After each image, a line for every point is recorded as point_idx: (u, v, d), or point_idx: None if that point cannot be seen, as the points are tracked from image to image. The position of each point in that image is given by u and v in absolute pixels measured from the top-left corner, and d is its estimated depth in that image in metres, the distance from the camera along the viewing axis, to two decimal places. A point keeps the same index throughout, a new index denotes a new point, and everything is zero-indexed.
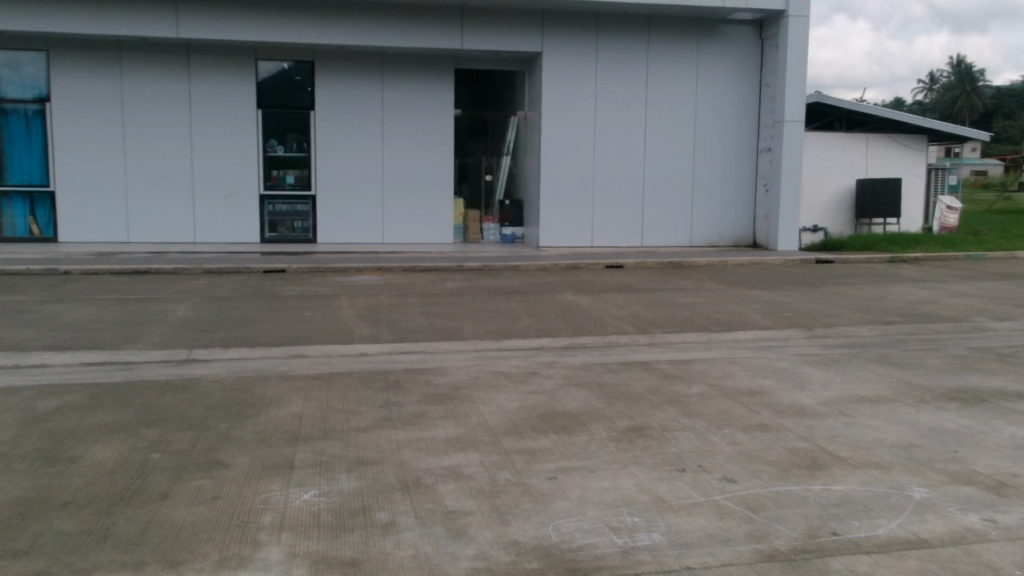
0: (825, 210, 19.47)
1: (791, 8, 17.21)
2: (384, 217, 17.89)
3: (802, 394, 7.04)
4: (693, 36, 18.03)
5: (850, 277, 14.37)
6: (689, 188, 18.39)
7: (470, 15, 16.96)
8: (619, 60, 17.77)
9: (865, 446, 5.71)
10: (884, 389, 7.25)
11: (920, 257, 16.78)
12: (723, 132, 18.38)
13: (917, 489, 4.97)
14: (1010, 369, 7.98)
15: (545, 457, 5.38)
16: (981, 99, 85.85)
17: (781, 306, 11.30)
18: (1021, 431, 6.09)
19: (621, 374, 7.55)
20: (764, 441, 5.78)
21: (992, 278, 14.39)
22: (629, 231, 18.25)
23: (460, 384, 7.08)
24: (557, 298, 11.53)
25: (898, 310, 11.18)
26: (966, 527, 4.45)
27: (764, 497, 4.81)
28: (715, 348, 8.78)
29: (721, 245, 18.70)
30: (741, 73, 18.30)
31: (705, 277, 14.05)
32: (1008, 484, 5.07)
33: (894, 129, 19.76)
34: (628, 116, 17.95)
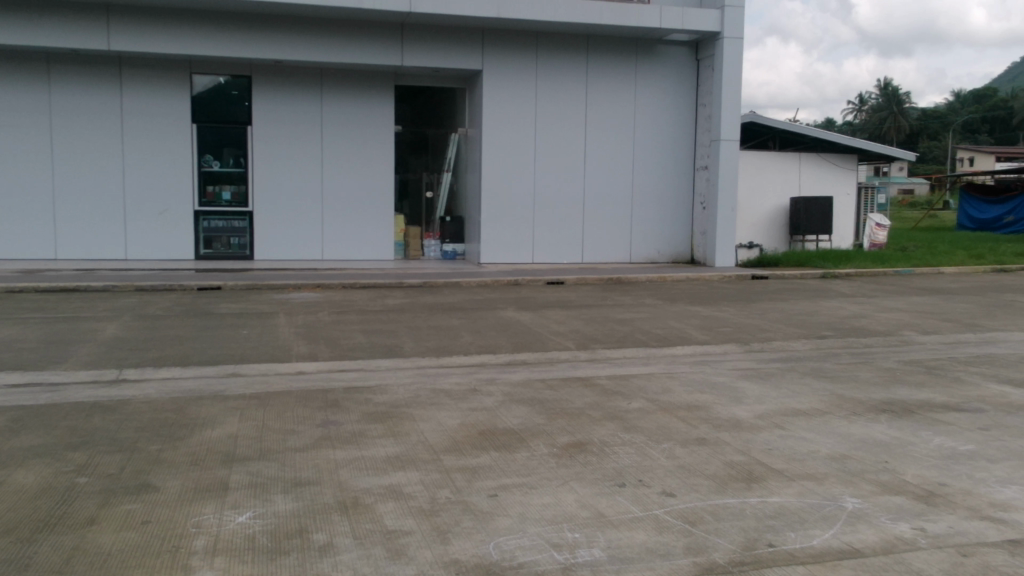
0: (760, 228, 19.90)
1: (725, 30, 17.61)
2: (324, 234, 17.70)
3: (739, 408, 7.15)
4: (631, 56, 18.32)
5: (785, 292, 14.70)
6: (628, 205, 18.61)
7: (410, 32, 16.96)
8: (558, 78, 17.95)
9: (800, 459, 5.82)
10: (818, 401, 7.41)
11: (851, 273, 17.26)
12: (661, 151, 18.68)
13: (850, 500, 5.08)
14: (937, 382, 8.23)
15: (485, 475, 5.35)
16: (906, 120, 88.96)
17: (718, 322, 11.48)
18: (948, 442, 6.28)
19: (561, 391, 7.55)
20: (702, 455, 5.84)
21: (920, 293, 14.87)
22: (570, 247, 18.39)
23: (400, 402, 7.01)
24: (498, 314, 11.53)
25: (830, 324, 11.46)
26: (897, 536, 4.56)
27: (702, 511, 4.86)
28: (654, 363, 8.87)
29: (660, 261, 18.97)
30: (678, 92, 18.64)
31: (644, 293, 14.20)
32: (937, 493, 5.22)
33: (825, 148, 20.33)
34: (568, 133, 18.11)
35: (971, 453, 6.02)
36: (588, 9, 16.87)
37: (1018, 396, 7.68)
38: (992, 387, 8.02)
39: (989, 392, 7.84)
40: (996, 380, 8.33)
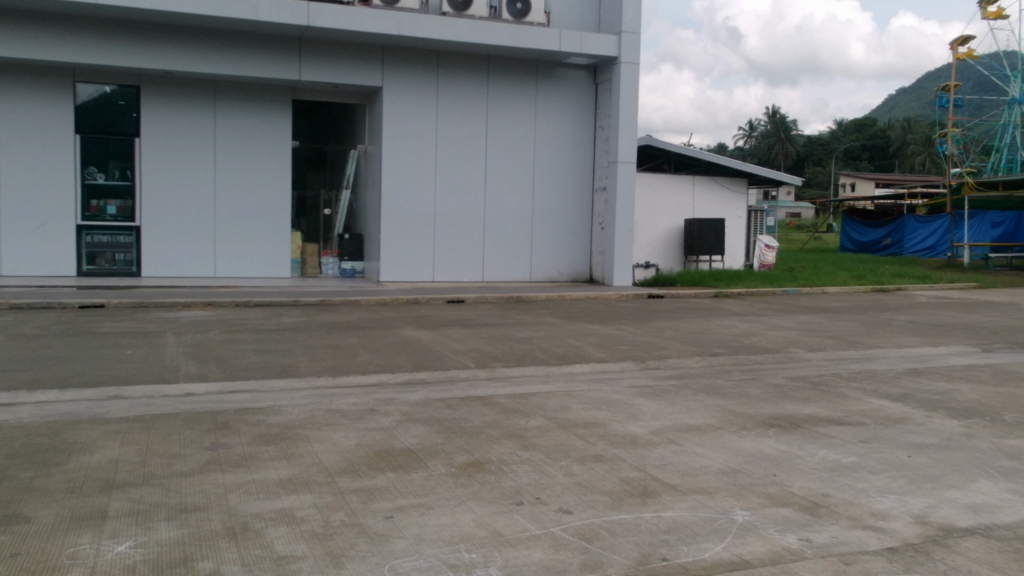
0: (656, 248, 20.39)
1: (622, 54, 18.06)
2: (216, 251, 17.18)
3: (635, 424, 7.26)
4: (531, 78, 18.55)
5: (680, 311, 15.08)
6: (529, 224, 18.79)
7: (308, 47, 16.72)
8: (459, 97, 18.01)
9: (693, 473, 5.95)
10: (711, 417, 7.60)
11: (742, 292, 17.88)
12: (561, 172, 18.97)
13: (740, 513, 5.21)
14: (822, 397, 8.57)
15: (382, 496, 5.25)
16: (793, 147, 93.20)
17: (616, 340, 11.67)
18: (831, 454, 6.54)
19: (460, 409, 7.51)
20: (599, 471, 5.90)
21: (805, 312, 15.52)
22: (470, 266, 18.39)
23: (294, 423, 6.82)
24: (397, 333, 11.41)
25: (723, 342, 11.81)
26: (784, 547, 4.70)
27: (598, 527, 4.90)
28: (552, 381, 8.93)
29: (560, 280, 19.21)
30: (578, 115, 18.98)
31: (544, 312, 14.33)
32: (821, 504, 5.41)
33: (718, 172, 21.00)
34: (469, 151, 18.17)
35: (852, 464, 6.28)
36: (488, 29, 17.01)
37: (895, 410, 8.07)
38: (871, 401, 8.40)
39: (869, 406, 8.21)
40: (875, 394, 8.73)
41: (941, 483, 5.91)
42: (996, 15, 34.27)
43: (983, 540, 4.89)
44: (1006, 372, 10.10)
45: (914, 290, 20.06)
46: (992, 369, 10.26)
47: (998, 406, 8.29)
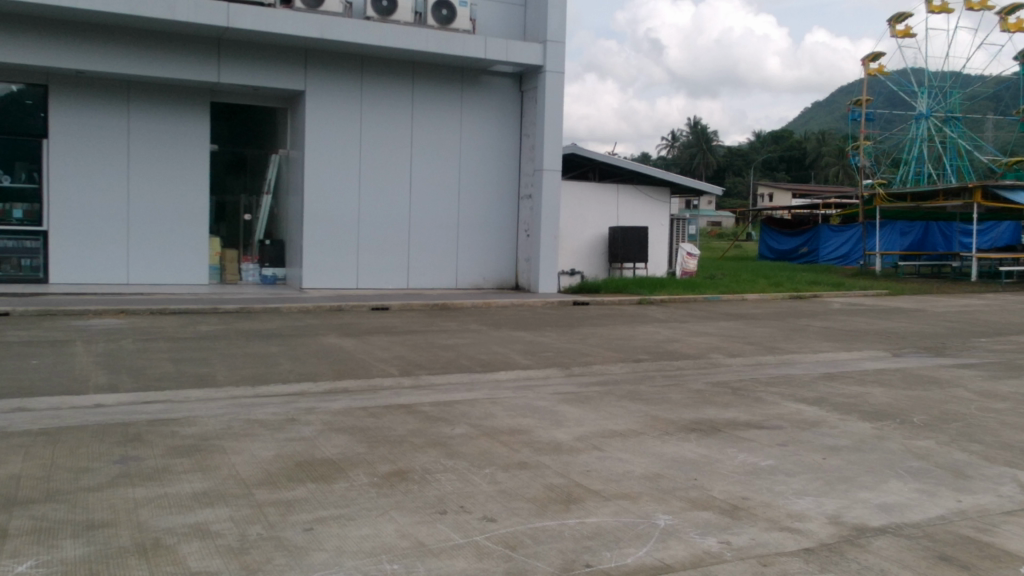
0: (581, 256, 20.57)
1: (548, 63, 18.19)
2: (129, 257, 16.62)
3: (559, 431, 7.28)
4: (457, 85, 18.53)
5: (604, 318, 15.24)
6: (454, 230, 18.74)
7: (228, 48, 16.36)
8: (384, 102, 17.86)
9: (616, 479, 5.98)
10: (633, 423, 7.67)
11: (665, 299, 18.18)
12: (486, 179, 18.99)
13: (662, 517, 5.26)
14: (741, 402, 8.74)
15: (300, 508, 5.13)
16: (714, 157, 95.32)
17: (541, 347, 11.70)
18: (751, 458, 6.67)
19: (384, 419, 7.40)
20: (523, 479, 5.89)
21: (726, 318, 15.86)
22: (395, 273, 18.22)
23: (210, 434, 6.62)
24: (319, 341, 11.21)
25: (646, 349, 11.96)
26: (704, 550, 4.76)
27: (522, 535, 4.88)
28: (478, 389, 8.88)
29: (485, 287, 19.18)
30: (503, 122, 19.06)
31: (469, 319, 14.30)
32: (741, 507, 5.51)
33: (641, 180, 21.31)
34: (394, 157, 18.03)
35: (770, 467, 6.42)
36: (413, 35, 16.94)
37: (812, 413, 8.29)
38: (789, 406, 8.61)
39: (786, 410, 8.42)
40: (792, 398, 8.95)
41: (855, 483, 6.08)
42: (904, 33, 35.81)
43: (894, 539, 5.05)
44: (915, 376, 10.50)
45: (829, 298, 20.70)
46: (901, 373, 10.66)
47: (908, 409, 8.59)
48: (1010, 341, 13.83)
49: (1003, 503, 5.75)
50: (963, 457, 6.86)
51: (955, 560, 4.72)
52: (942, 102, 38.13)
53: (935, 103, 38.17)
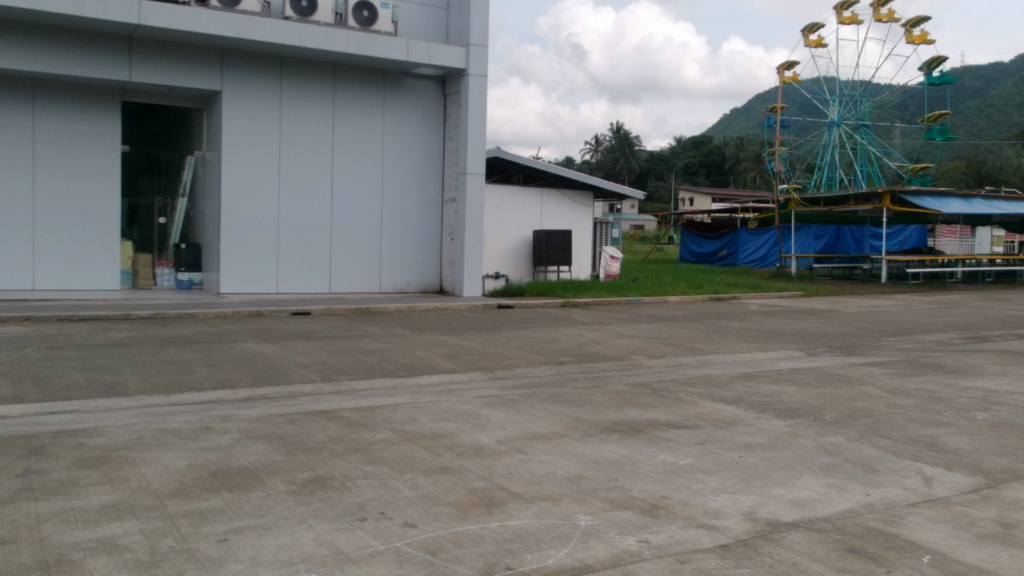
0: (506, 259, 20.64)
1: (471, 67, 18.24)
2: (36, 262, 15.96)
3: (482, 434, 7.27)
4: (378, 87, 18.40)
5: (528, 321, 15.32)
6: (377, 234, 18.58)
7: (140, 46, 15.87)
8: (304, 104, 17.59)
9: (538, 481, 6.01)
10: (555, 425, 7.72)
11: (589, 302, 18.37)
12: (409, 182, 18.90)
13: (583, 518, 5.31)
14: (661, 402, 8.89)
15: (215, 519, 5.00)
16: (637, 162, 96.76)
17: (465, 350, 11.67)
18: (670, 457, 6.78)
19: (303, 425, 7.28)
20: (444, 483, 5.87)
21: (647, 320, 16.10)
22: (317, 277, 17.93)
23: (120, 445, 6.40)
24: (237, 347, 10.94)
25: (569, 351, 12.05)
26: (624, 549, 4.81)
27: (443, 539, 4.86)
28: (400, 394, 8.80)
29: (409, 291, 19.06)
30: (426, 126, 19.03)
31: (392, 323, 14.16)
32: (660, 506, 5.60)
33: (564, 184, 21.51)
34: (315, 160, 17.77)
35: (689, 466, 6.54)
36: (334, 36, 16.73)
37: (729, 412, 8.49)
38: (707, 405, 8.79)
39: (704, 409, 8.59)
40: (711, 398, 9.15)
41: (770, 480, 6.25)
42: (816, 43, 37.01)
43: (806, 533, 5.20)
44: (827, 374, 10.82)
45: (747, 299, 21.24)
46: (814, 371, 11.00)
47: (820, 406, 8.87)
48: (916, 340, 14.42)
49: (908, 495, 5.98)
50: (871, 451, 7.11)
51: (863, 552, 4.89)
52: (852, 110, 39.72)
53: (845, 111, 39.61)
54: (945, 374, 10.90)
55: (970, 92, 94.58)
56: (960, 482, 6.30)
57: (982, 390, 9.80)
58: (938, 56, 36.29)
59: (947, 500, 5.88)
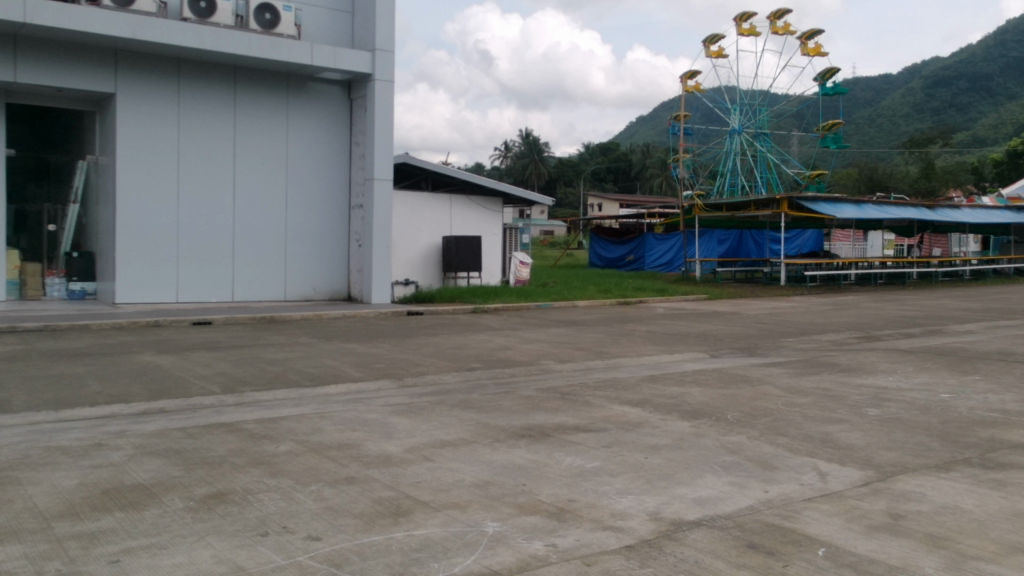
0: (415, 265, 20.52)
1: (377, 71, 18.10)
2: None
3: (389, 443, 7.19)
4: (282, 91, 18.08)
5: (438, 327, 15.25)
6: (282, 241, 18.21)
7: (26, 46, 15.14)
8: (204, 108, 17.11)
9: (446, 489, 5.98)
10: (464, 431, 7.70)
11: (499, 308, 18.42)
12: (315, 188, 18.63)
13: (491, 524, 5.31)
14: (570, 406, 8.98)
15: (107, 539, 4.79)
16: (546, 168, 97.68)
17: (373, 358, 11.54)
18: (577, 460, 6.85)
19: (203, 439, 7.05)
20: (350, 494, 5.78)
21: (556, 325, 16.27)
22: (218, 285, 17.41)
23: (4, 465, 6.07)
24: (133, 359, 10.54)
25: (479, 357, 12.03)
26: (531, 554, 4.83)
27: (348, 552, 4.78)
28: (305, 404, 8.61)
29: (316, 298, 18.74)
30: (332, 131, 18.78)
31: (298, 332, 13.83)
32: (567, 509, 5.65)
33: (473, 191, 21.57)
34: (216, 166, 17.30)
35: (595, 468, 6.62)
36: (235, 39, 16.35)
37: (634, 414, 8.64)
38: (614, 408, 8.92)
39: (611, 412, 8.72)
40: (617, 401, 9.30)
41: (674, 480, 6.38)
42: (717, 53, 38.23)
43: (708, 531, 5.32)
44: (729, 375, 11.15)
45: (654, 303, 21.68)
46: (717, 373, 11.30)
47: (722, 407, 9.11)
48: (813, 340, 14.94)
49: (804, 490, 6.20)
50: (770, 449, 7.35)
51: (762, 548, 5.03)
52: (752, 118, 41.22)
53: (745, 120, 41.19)
54: (839, 373, 11.36)
55: (862, 102, 99.04)
56: (853, 476, 6.56)
57: (874, 388, 10.24)
58: (831, 68, 37.90)
59: (840, 494, 6.11)
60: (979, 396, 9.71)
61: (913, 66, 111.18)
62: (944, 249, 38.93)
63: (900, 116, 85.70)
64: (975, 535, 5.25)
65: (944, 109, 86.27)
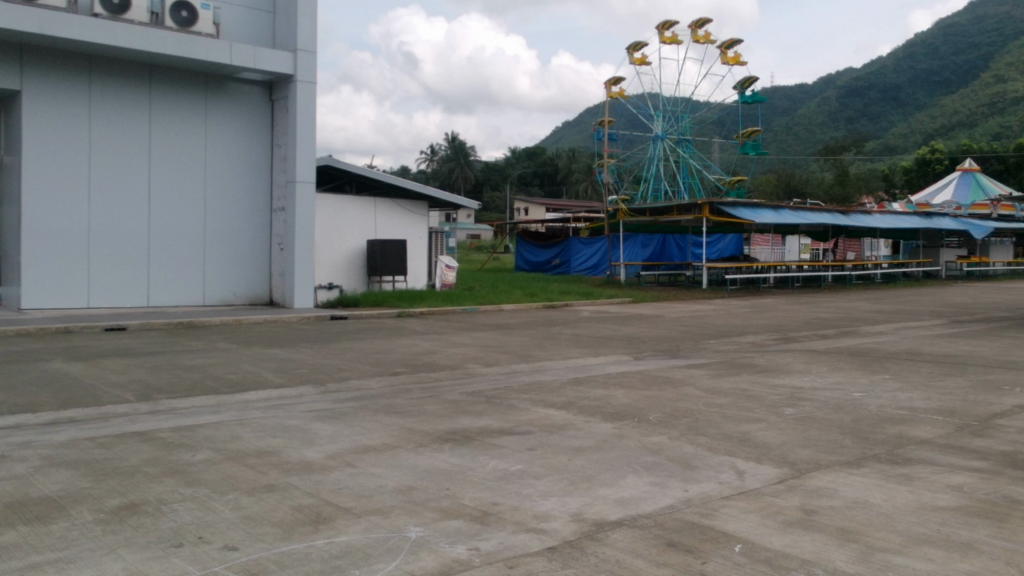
0: (339, 269, 20.28)
1: (300, 73, 17.85)
2: None
3: (310, 450, 7.08)
4: (199, 90, 17.66)
5: (362, 332, 15.09)
6: (201, 244, 17.77)
7: None
8: (117, 107, 16.59)
9: (368, 495, 5.91)
10: (388, 437, 7.63)
11: (425, 312, 18.34)
12: (234, 190, 18.25)
13: (413, 530, 5.27)
14: (495, 410, 8.98)
15: (9, 555, 4.59)
16: (472, 172, 97.55)
17: (295, 364, 11.33)
18: (500, 464, 6.86)
19: (115, 448, 6.82)
20: (270, 502, 5.66)
21: (482, 329, 16.27)
22: (133, 289, 16.88)
23: None
24: (41, 367, 10.13)
25: (404, 361, 11.95)
26: (454, 558, 4.82)
27: (266, 561, 4.68)
28: (224, 411, 8.41)
29: (236, 303, 18.34)
30: (252, 133, 18.44)
31: (216, 338, 13.50)
32: (490, 513, 5.65)
33: (398, 194, 21.47)
34: (130, 167, 16.78)
35: (519, 471, 6.64)
36: (150, 36, 15.90)
37: (559, 417, 8.70)
38: (538, 411, 8.96)
39: (536, 415, 8.76)
40: (542, 404, 9.35)
41: (596, 481, 6.44)
42: (641, 61, 38.90)
43: (629, 531, 5.39)
44: (652, 377, 11.33)
45: (579, 306, 21.86)
46: (640, 375, 11.46)
47: (645, 408, 9.25)
48: (732, 342, 15.29)
49: (722, 489, 6.34)
50: (691, 449, 7.50)
51: (681, 546, 5.12)
52: (675, 125, 42.14)
53: (669, 126, 42.07)
54: (758, 374, 11.66)
55: (779, 111, 101.91)
56: (769, 474, 6.74)
57: (790, 387, 10.56)
58: (751, 77, 38.92)
59: (756, 491, 6.27)
60: (888, 394, 10.09)
61: (827, 77, 115.05)
62: (857, 253, 40.38)
63: (816, 124, 88.55)
64: (883, 529, 5.45)
65: (856, 118, 89.49)
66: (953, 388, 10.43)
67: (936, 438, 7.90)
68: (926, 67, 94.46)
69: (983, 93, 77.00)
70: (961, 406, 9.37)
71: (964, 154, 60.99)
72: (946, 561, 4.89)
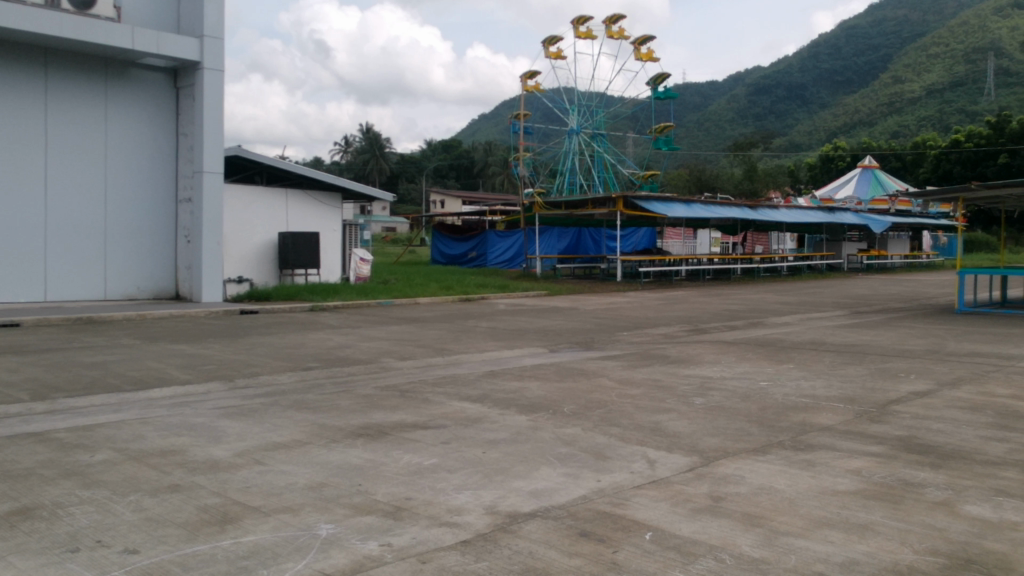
0: (249, 262, 19.79)
1: (206, 60, 17.34)
2: None
3: (218, 448, 6.88)
4: (99, 77, 16.96)
5: (274, 326, 14.77)
6: (101, 236, 17.07)
7: None
8: (9, 92, 15.77)
9: (277, 493, 5.79)
10: (298, 433, 7.49)
11: (339, 305, 18.06)
12: (138, 180, 17.60)
13: (324, 527, 5.18)
14: (409, 404, 8.91)
15: None
16: (388, 164, 96.51)
17: (202, 360, 11.00)
18: (414, 458, 6.80)
19: (6, 451, 6.48)
20: (173, 503, 5.48)
21: (397, 322, 16.14)
22: (28, 284, 16.08)
23: None
24: None
25: (316, 356, 11.74)
26: (365, 555, 4.75)
27: (169, 563, 4.53)
28: (126, 410, 8.10)
29: (140, 297, 17.70)
30: (156, 121, 17.82)
31: (119, 334, 12.99)
32: (403, 507, 5.60)
33: (309, 185, 21.05)
34: (25, 155, 16.00)
35: (433, 465, 6.60)
36: (46, 19, 15.19)
37: (474, 410, 8.69)
38: (452, 404, 8.93)
39: (451, 408, 8.74)
40: (456, 397, 9.32)
41: (510, 474, 6.45)
42: (556, 54, 39.20)
43: (542, 522, 5.42)
44: (567, 369, 11.43)
45: (494, 299, 21.89)
46: (554, 367, 11.56)
47: (559, 399, 9.33)
48: (645, 334, 15.55)
49: (633, 478, 6.43)
50: (603, 439, 7.59)
51: (593, 535, 5.17)
52: (590, 119, 42.78)
53: (584, 120, 42.71)
54: (669, 364, 11.91)
55: (690, 108, 104.17)
56: (679, 463, 6.88)
57: (700, 377, 10.81)
58: (662, 73, 39.61)
59: (667, 480, 6.39)
60: (792, 383, 10.44)
61: (736, 76, 118.18)
62: (765, 247, 41.59)
63: (725, 122, 90.89)
64: (787, 513, 5.62)
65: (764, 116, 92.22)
66: (853, 376, 10.84)
67: (837, 424, 8.21)
68: (829, 67, 98.15)
69: (881, 93, 80.49)
70: (860, 393, 9.75)
71: (864, 152, 63.55)
72: (845, 542, 5.08)
